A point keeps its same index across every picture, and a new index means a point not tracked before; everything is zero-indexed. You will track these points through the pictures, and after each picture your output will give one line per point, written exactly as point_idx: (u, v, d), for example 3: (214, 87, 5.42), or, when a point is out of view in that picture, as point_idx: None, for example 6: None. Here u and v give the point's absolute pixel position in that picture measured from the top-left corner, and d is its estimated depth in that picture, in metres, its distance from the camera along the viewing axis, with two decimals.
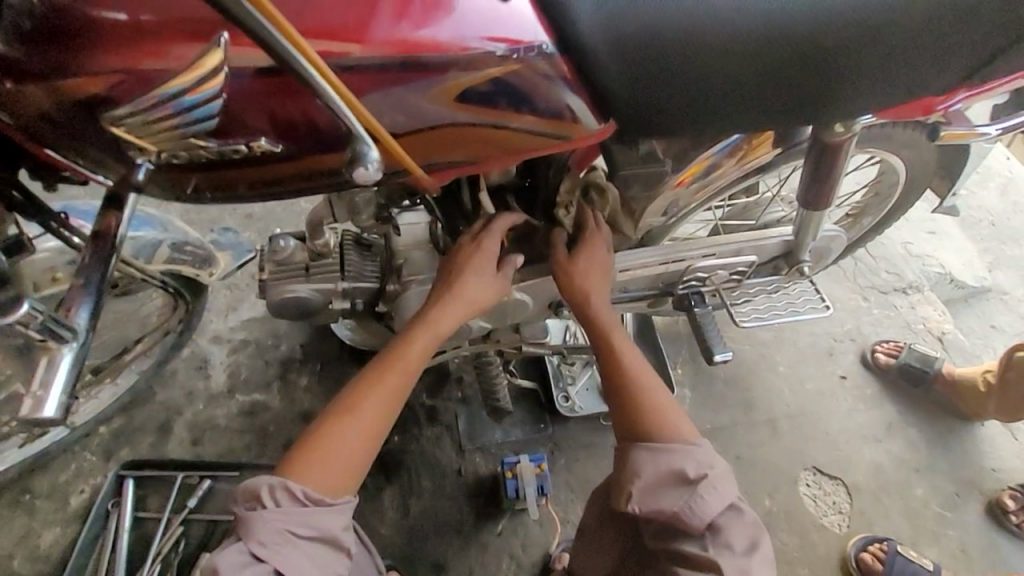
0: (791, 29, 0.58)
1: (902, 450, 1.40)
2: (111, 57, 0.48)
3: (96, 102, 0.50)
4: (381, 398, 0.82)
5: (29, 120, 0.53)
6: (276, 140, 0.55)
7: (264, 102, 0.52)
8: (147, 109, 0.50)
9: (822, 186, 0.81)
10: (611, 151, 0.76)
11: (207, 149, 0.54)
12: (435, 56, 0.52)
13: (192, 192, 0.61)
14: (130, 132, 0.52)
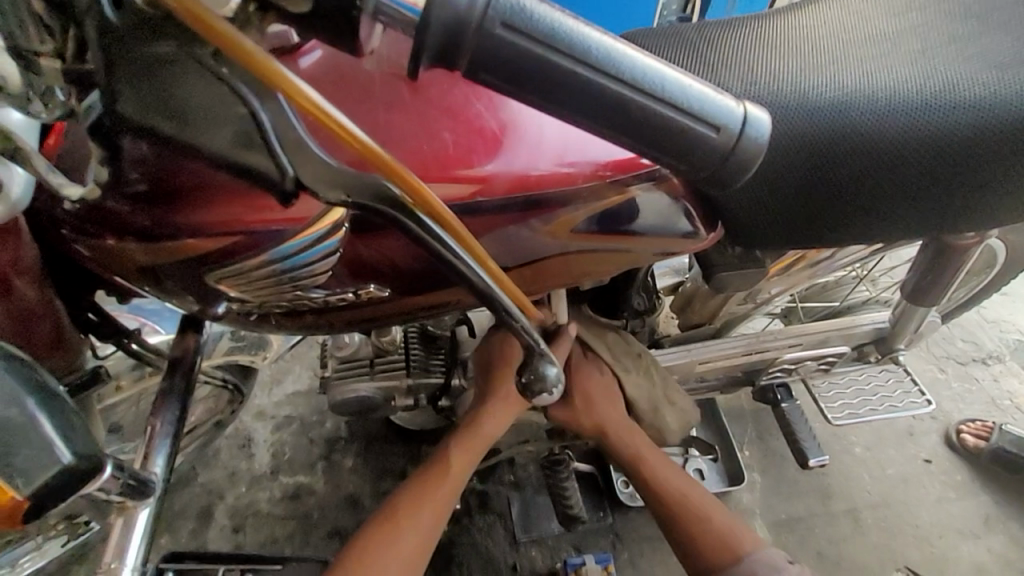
0: (940, 138, 0.51)
1: (1005, 549, 1.26)
2: (219, 212, 0.44)
3: (197, 258, 0.45)
4: (431, 502, 0.77)
5: (122, 269, 0.48)
6: (384, 284, 0.51)
7: (374, 248, 0.48)
8: (255, 264, 0.45)
9: (935, 284, 0.74)
10: (706, 250, 0.71)
11: (311, 298, 0.50)
12: (557, 190, 0.48)
13: (260, 320, 0.55)
14: (229, 284, 0.47)
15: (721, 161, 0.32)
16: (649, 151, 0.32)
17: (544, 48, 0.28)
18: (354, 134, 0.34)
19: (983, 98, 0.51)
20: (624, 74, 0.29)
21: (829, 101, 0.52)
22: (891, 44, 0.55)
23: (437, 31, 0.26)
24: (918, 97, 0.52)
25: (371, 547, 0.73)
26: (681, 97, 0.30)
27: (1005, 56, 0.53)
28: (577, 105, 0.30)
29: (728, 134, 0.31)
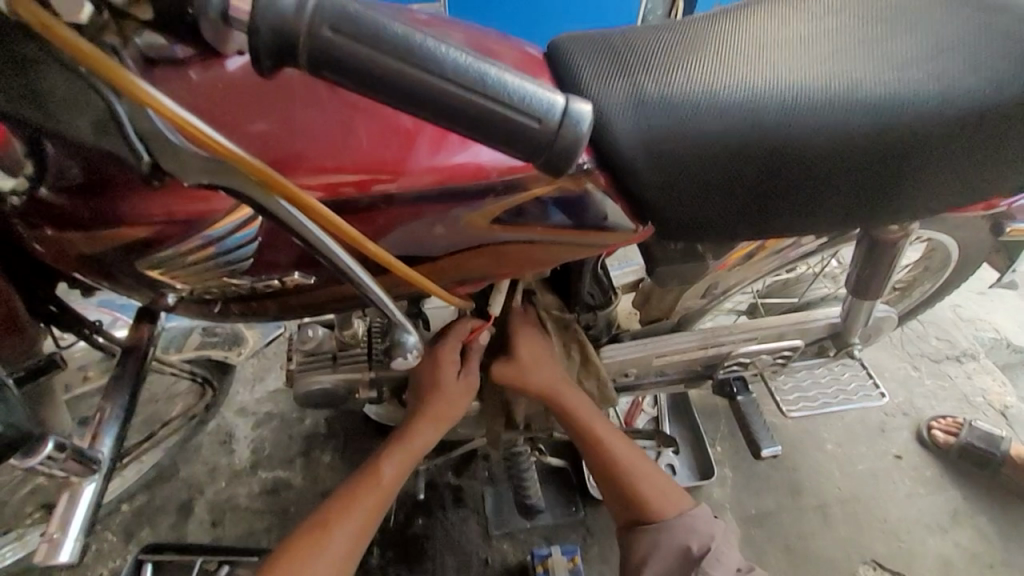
0: (840, 136, 0.54)
1: (973, 543, 1.27)
2: (149, 203, 0.47)
3: (133, 247, 0.48)
4: (358, 520, 0.75)
5: (69, 259, 0.51)
6: (309, 273, 0.54)
7: (296, 236, 0.51)
8: (183, 250, 0.48)
9: (877, 276, 0.76)
10: (648, 246, 0.74)
11: (241, 284, 0.54)
12: (475, 183, 0.51)
13: (218, 313, 0.59)
14: (161, 273, 0.51)
15: (547, 149, 0.35)
16: (479, 138, 0.35)
17: (366, 47, 0.32)
18: (217, 141, 0.38)
19: (886, 96, 0.54)
20: (443, 71, 0.33)
21: (739, 102, 0.55)
22: (804, 47, 0.58)
23: (272, 32, 0.31)
24: (825, 95, 0.55)
25: (299, 555, 0.72)
26: (499, 90, 0.34)
27: (907, 58, 0.56)
28: (407, 98, 0.34)
29: (549, 121, 0.34)
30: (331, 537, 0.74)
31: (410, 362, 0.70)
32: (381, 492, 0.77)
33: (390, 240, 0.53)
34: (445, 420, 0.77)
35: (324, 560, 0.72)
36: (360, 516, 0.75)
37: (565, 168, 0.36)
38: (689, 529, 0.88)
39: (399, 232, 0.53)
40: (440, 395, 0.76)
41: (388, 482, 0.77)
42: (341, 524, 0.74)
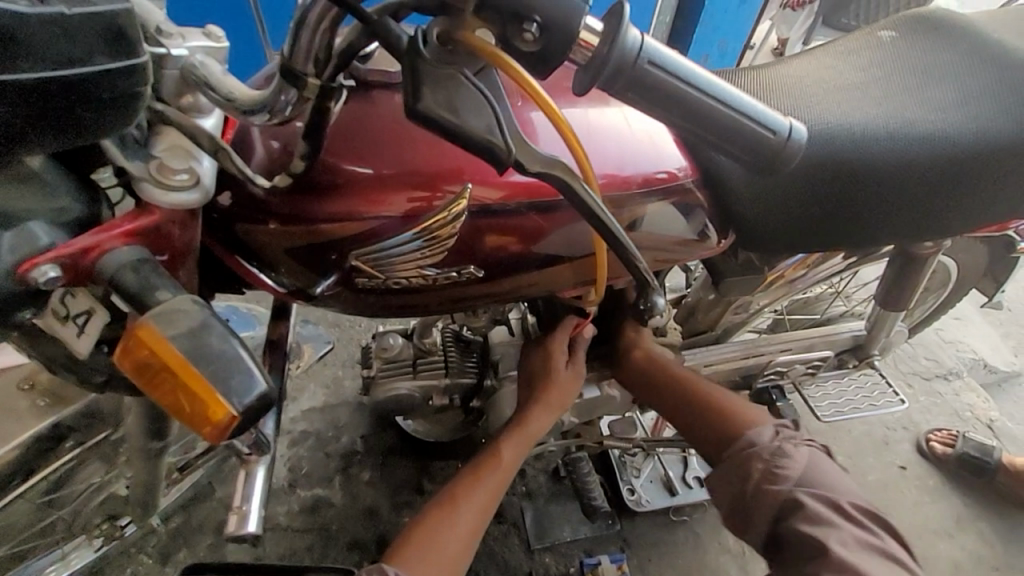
0: (904, 163, 0.65)
1: (977, 547, 1.37)
2: (358, 201, 0.52)
3: (335, 241, 0.53)
4: (483, 496, 0.82)
5: (257, 250, 0.54)
6: (479, 268, 0.58)
7: (480, 232, 0.55)
8: (383, 246, 0.53)
9: (905, 289, 0.88)
10: (715, 261, 0.84)
11: (424, 277, 0.56)
12: (617, 193, 0.60)
13: (335, 296, 0.59)
14: (363, 266, 0.54)
15: (775, 158, 0.41)
16: (725, 147, 0.41)
17: (666, 74, 0.38)
18: (555, 109, 0.42)
19: (939, 133, 0.66)
20: (713, 92, 0.39)
21: (820, 133, 0.66)
22: (863, 91, 0.70)
23: (612, 63, 0.36)
24: (890, 131, 0.66)
25: (432, 527, 0.78)
26: (751, 108, 0.40)
27: (948, 101, 0.68)
28: (679, 114, 0.40)
29: (782, 134, 0.41)
30: (459, 509, 0.80)
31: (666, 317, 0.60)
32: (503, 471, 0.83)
33: (550, 241, 0.58)
34: (561, 405, 0.85)
35: (455, 531, 0.78)
36: (485, 491, 0.82)
37: (775, 173, 0.43)
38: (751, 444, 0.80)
39: (568, 228, 0.58)
40: (556, 384, 0.85)
41: (509, 463, 0.84)
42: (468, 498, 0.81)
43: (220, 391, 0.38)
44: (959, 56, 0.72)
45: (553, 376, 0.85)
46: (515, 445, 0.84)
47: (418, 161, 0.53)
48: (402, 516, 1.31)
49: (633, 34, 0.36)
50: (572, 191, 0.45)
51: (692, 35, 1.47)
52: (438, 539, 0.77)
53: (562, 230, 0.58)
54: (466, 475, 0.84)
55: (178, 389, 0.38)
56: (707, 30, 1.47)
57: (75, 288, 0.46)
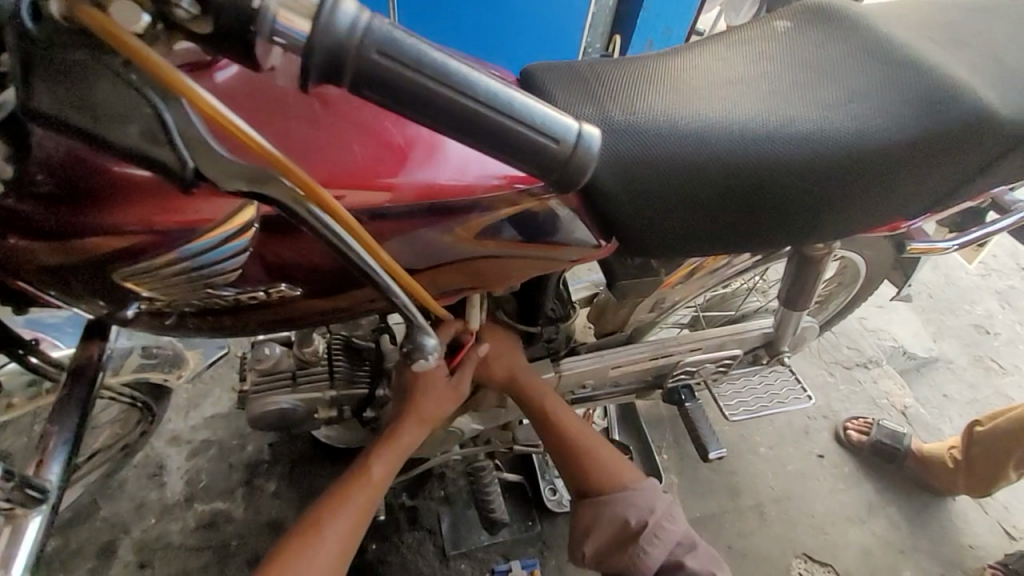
0: (779, 163, 0.61)
1: (886, 531, 1.41)
2: (132, 213, 0.47)
3: (111, 258, 0.48)
4: (348, 519, 0.79)
5: (30, 272, 0.49)
6: (294, 284, 0.55)
7: (285, 247, 0.53)
8: (161, 258, 0.47)
9: (805, 289, 0.86)
10: (610, 263, 0.79)
11: (223, 298, 0.53)
12: (460, 198, 0.54)
13: (173, 323, 0.57)
14: (136, 285, 0.50)
15: (562, 169, 0.38)
16: (503, 155, 0.38)
17: (409, 69, 0.34)
18: (245, 132, 0.37)
19: (816, 131, 0.62)
20: (474, 89, 0.35)
21: (696, 129, 0.61)
22: (750, 85, 0.65)
23: (321, 52, 0.32)
24: (766, 129, 0.62)
25: (293, 556, 0.75)
26: (525, 110, 0.37)
27: (832, 96, 0.64)
28: (439, 118, 0.36)
29: (567, 142, 0.37)
30: (323, 535, 0.77)
31: (434, 362, 0.61)
32: (372, 491, 0.81)
33: None
34: (432, 422, 0.82)
35: (318, 559, 0.75)
36: (351, 514, 0.79)
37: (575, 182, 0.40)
38: (655, 522, 0.88)
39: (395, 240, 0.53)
40: (432, 389, 0.81)
41: (379, 481, 0.81)
42: (332, 524, 0.78)
43: None
44: (853, 48, 0.67)
45: (421, 399, 0.81)
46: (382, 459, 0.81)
47: None
48: None
49: (347, 13, 0.32)
50: (296, 215, 0.42)
51: (635, 20, 1.40)
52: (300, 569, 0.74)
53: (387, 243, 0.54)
54: (331, 496, 0.80)
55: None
56: (650, 17, 1.39)
57: None
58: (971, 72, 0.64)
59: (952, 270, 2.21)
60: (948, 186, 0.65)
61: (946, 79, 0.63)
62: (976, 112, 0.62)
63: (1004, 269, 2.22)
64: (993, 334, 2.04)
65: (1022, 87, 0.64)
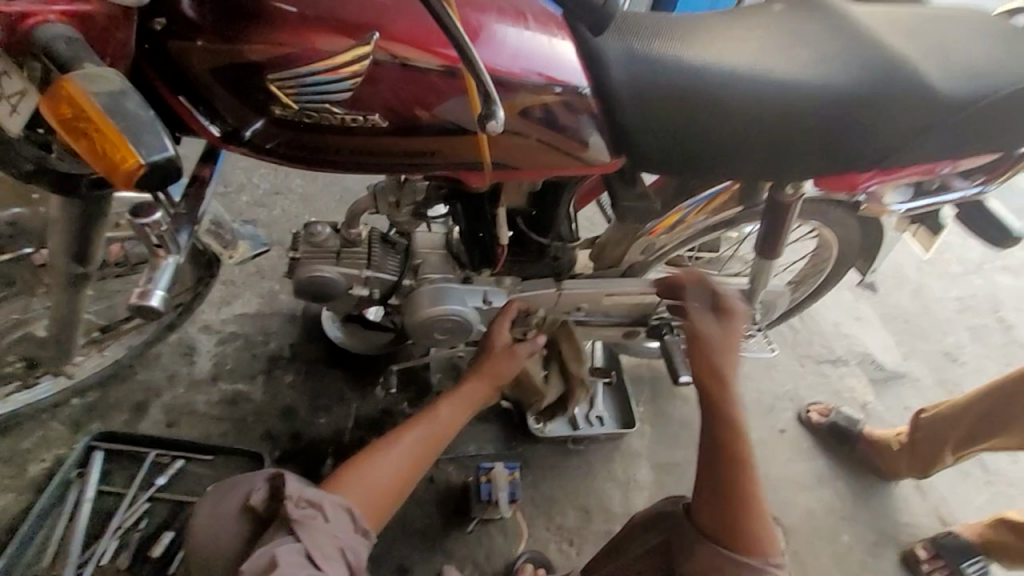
0: (758, 102, 0.78)
1: (831, 500, 1.55)
2: (278, 33, 0.60)
3: (255, 68, 0.61)
4: (415, 443, 1.02)
5: (190, 75, 0.62)
6: (383, 118, 0.65)
7: (387, 85, 0.63)
8: (290, 74, 0.61)
9: (774, 240, 1.02)
10: (616, 187, 0.95)
11: (333, 115, 0.64)
12: (509, 79, 0.70)
13: (273, 147, 0.68)
14: (277, 91, 0.62)
15: (599, 13, 0.63)
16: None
17: None
18: None
19: (791, 81, 0.79)
20: None
21: (699, 66, 0.77)
22: (745, 40, 0.81)
23: None
24: (753, 75, 0.78)
25: (370, 462, 0.97)
26: None
27: (808, 59, 0.80)
28: None
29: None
30: (397, 452, 0.99)
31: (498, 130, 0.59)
32: (438, 425, 1.04)
33: (442, 108, 0.66)
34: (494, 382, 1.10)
35: (388, 468, 0.97)
36: (416, 442, 1.02)
37: (607, 21, 0.64)
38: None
39: (462, 97, 0.65)
40: (495, 358, 1.11)
41: (444, 420, 1.06)
42: (402, 443, 1.01)
43: (132, 142, 0.46)
44: (829, 24, 0.84)
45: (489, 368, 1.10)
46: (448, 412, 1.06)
47: (340, 7, 0.61)
48: (317, 417, 1.38)
49: None
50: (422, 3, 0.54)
51: None
52: (376, 472, 0.96)
53: (452, 100, 0.65)
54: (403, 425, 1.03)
55: (99, 138, 0.47)
56: None
57: (11, 70, 0.52)
58: (918, 55, 0.81)
59: (930, 298, 2.34)
60: (894, 142, 0.82)
61: (896, 57, 0.81)
62: (918, 82, 0.80)
63: (980, 305, 2.36)
64: (959, 361, 2.19)
65: (957, 69, 0.81)
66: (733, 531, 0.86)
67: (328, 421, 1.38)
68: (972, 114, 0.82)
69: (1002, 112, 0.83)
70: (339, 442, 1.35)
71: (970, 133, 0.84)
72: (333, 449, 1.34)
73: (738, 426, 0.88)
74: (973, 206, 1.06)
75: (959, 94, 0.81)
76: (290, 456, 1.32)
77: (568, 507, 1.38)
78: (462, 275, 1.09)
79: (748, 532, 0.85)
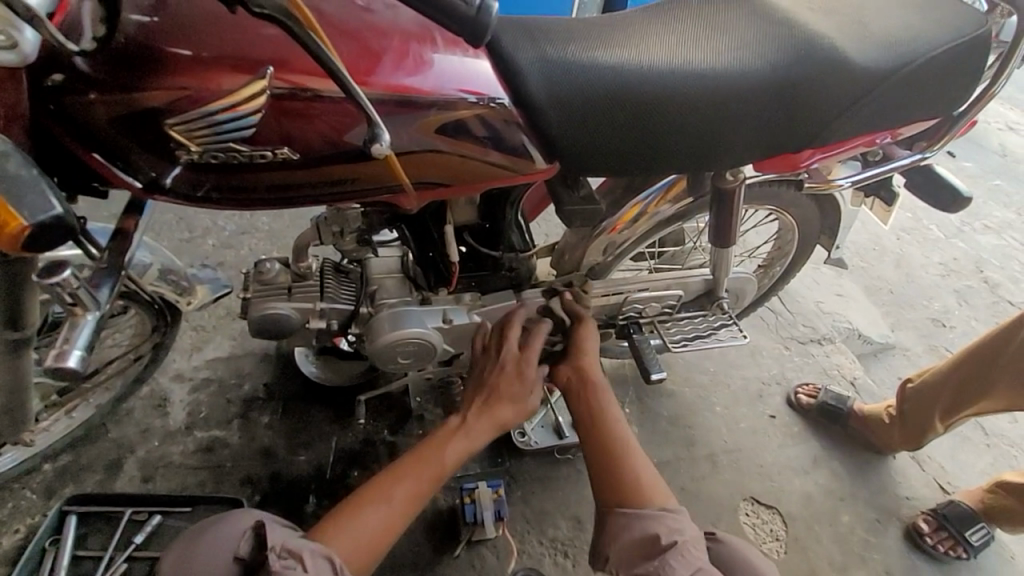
0: (680, 96, 0.78)
1: (829, 481, 1.53)
2: (173, 78, 0.59)
3: (156, 115, 0.60)
4: (411, 486, 0.96)
5: (94, 130, 0.62)
6: (295, 151, 0.65)
7: (293, 117, 0.63)
8: (192, 116, 0.60)
9: (726, 227, 1.01)
10: (558, 192, 0.95)
11: (241, 153, 0.64)
12: (421, 97, 0.69)
13: (194, 192, 0.67)
14: (180, 135, 0.62)
15: (474, 26, 0.55)
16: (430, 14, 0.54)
17: None
18: None
19: (710, 71, 0.79)
20: None
21: (615, 66, 0.77)
22: (661, 36, 0.82)
23: None
24: (672, 68, 0.78)
25: (360, 510, 0.92)
26: None
27: (726, 46, 0.80)
28: None
29: (472, 9, 0.54)
30: (392, 496, 0.94)
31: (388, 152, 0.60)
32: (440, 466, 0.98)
33: (353, 134, 0.66)
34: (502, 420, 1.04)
35: (379, 517, 0.91)
36: (414, 485, 0.96)
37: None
38: (661, 520, 0.89)
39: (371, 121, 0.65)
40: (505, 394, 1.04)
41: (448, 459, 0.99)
42: (397, 488, 0.95)
43: (14, 205, 0.46)
44: (744, 10, 0.84)
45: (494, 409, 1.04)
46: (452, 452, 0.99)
47: (234, 45, 0.60)
48: (297, 455, 1.35)
49: None
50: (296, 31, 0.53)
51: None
52: (365, 520, 0.91)
53: (362, 126, 0.65)
54: (398, 468, 0.98)
55: None
56: None
57: None
58: (835, 32, 0.82)
59: (914, 267, 2.33)
60: (819, 121, 0.83)
61: (812, 36, 0.81)
62: (836, 58, 0.80)
63: (964, 269, 2.35)
64: (948, 326, 2.18)
65: (872, 44, 0.83)
66: (618, 500, 0.94)
67: (308, 458, 1.35)
68: (888, 86, 0.84)
69: (914, 83, 0.85)
70: (320, 478, 1.33)
71: (889, 102, 0.86)
72: (315, 486, 1.32)
73: (606, 415, 1.04)
74: (922, 172, 1.06)
75: (875, 68, 0.82)
76: (271, 498, 1.29)
77: (560, 519, 1.35)
78: (420, 297, 1.07)
79: (630, 494, 0.94)
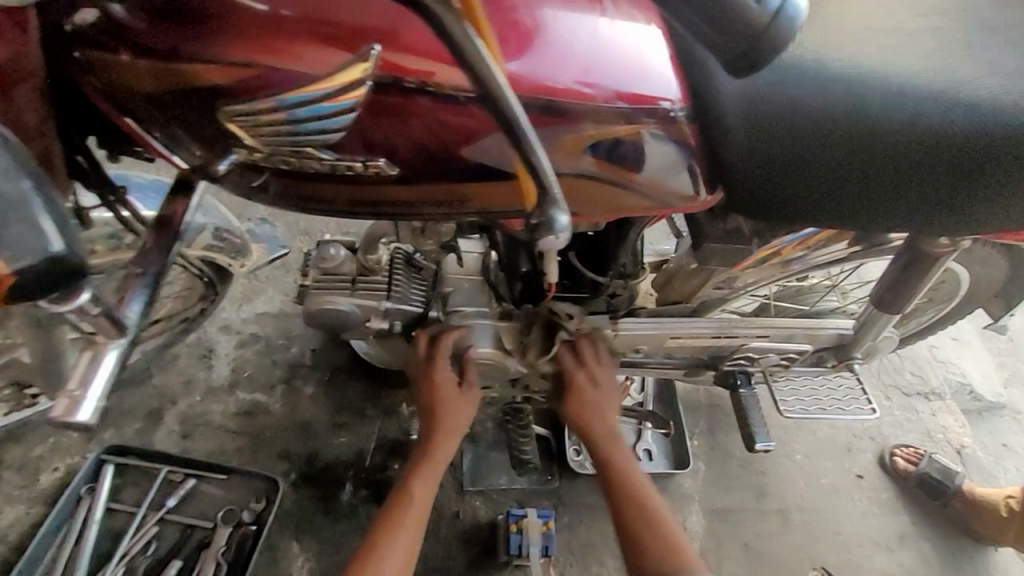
0: (923, 134, 0.57)
1: (915, 565, 1.34)
2: (244, 50, 0.52)
3: (219, 95, 0.54)
4: (403, 533, 0.85)
5: (155, 97, 0.56)
6: (392, 164, 0.58)
7: (393, 117, 0.55)
8: (267, 107, 0.53)
9: (904, 291, 0.78)
10: (697, 220, 0.74)
11: (320, 159, 0.57)
12: (576, 104, 0.55)
13: (265, 190, 0.62)
14: (238, 128, 0.55)
15: (759, 42, 0.44)
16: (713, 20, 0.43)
17: None
18: None
19: (972, 104, 0.58)
20: None
21: (839, 82, 0.59)
22: (907, 51, 0.62)
23: None
24: (918, 95, 0.58)
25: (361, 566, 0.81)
26: None
27: (992, 75, 0.60)
28: None
29: (770, 14, 0.43)
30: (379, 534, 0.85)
31: (560, 246, 0.51)
32: (417, 503, 0.87)
33: (474, 148, 0.57)
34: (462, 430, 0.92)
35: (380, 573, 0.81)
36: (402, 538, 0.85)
37: (765, 56, 0.46)
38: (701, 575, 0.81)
39: (493, 136, 0.56)
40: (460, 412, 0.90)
41: (419, 496, 0.88)
42: (388, 537, 0.84)
43: None
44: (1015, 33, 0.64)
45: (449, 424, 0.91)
46: (424, 488, 0.89)
47: (327, 20, 0.52)
48: (337, 435, 1.26)
49: None
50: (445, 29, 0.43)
51: None
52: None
53: (487, 139, 0.56)
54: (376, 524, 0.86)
55: None
56: None
57: None
58: None
59: None
60: None
61: None
62: None
63: None
64: None
65: None
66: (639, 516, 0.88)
67: (348, 440, 1.26)
68: None
69: None
70: (359, 465, 1.23)
71: None
72: (352, 473, 1.23)
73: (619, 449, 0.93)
74: None
75: None
76: (308, 478, 1.21)
77: (606, 555, 1.22)
78: (499, 310, 0.91)
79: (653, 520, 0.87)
